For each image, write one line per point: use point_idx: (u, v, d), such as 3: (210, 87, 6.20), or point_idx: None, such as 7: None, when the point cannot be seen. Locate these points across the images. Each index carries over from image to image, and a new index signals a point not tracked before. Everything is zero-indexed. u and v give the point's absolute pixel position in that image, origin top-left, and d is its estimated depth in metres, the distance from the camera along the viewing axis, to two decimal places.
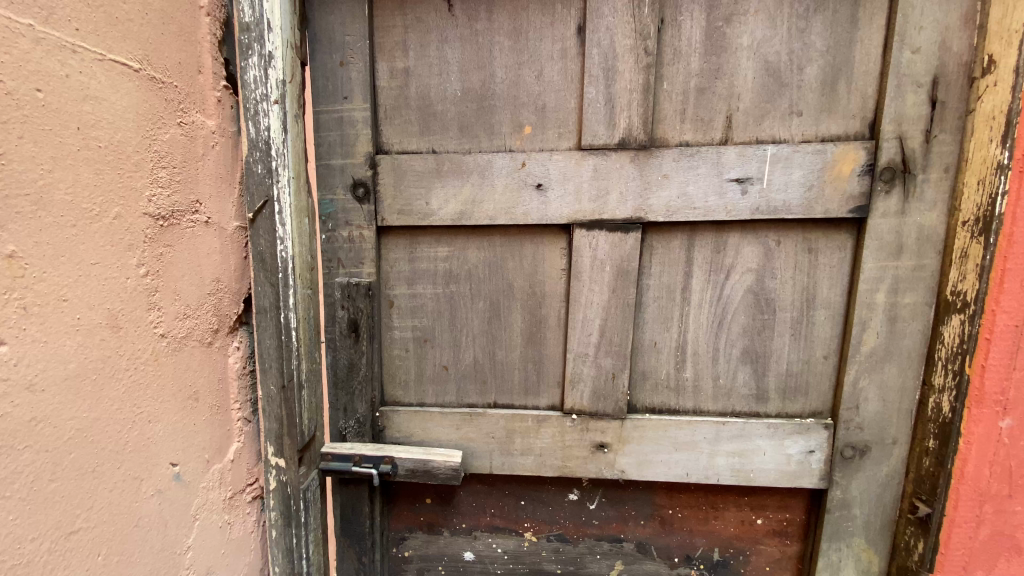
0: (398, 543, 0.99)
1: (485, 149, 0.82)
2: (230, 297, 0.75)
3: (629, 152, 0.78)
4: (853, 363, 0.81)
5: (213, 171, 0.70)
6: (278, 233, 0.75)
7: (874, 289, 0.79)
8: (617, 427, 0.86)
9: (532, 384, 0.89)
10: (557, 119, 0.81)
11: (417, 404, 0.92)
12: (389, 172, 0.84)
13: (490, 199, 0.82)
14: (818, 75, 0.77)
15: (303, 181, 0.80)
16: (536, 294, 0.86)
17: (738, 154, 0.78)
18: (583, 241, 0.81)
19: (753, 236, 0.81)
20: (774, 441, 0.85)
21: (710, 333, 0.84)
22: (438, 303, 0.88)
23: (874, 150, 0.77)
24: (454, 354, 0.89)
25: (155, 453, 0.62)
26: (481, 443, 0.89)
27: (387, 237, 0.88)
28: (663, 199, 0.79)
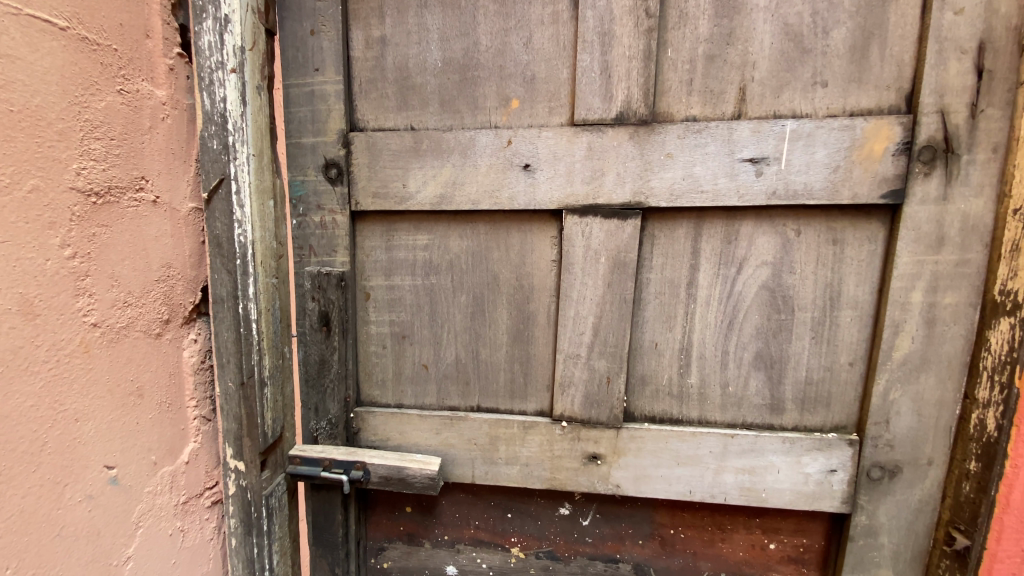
0: (376, 554, 0.92)
1: (467, 125, 0.74)
2: (184, 284, 0.68)
3: (628, 127, 0.69)
4: (882, 372, 0.71)
5: (163, 146, 0.64)
6: (235, 216, 0.68)
7: (909, 287, 0.69)
8: (612, 437, 0.77)
9: (519, 387, 0.80)
10: (547, 92, 0.72)
11: (395, 405, 0.84)
12: (363, 150, 0.76)
13: (472, 181, 0.74)
14: (846, 39, 0.67)
15: (268, 159, 0.72)
16: (523, 287, 0.78)
17: (752, 130, 0.68)
18: (575, 230, 0.73)
19: (769, 225, 0.71)
20: (789, 457, 0.75)
21: (719, 334, 0.74)
22: (418, 296, 0.81)
23: (911, 126, 0.66)
24: (434, 353, 0.82)
25: (84, 454, 0.56)
26: (463, 450, 0.81)
27: (362, 223, 0.80)
28: (665, 181, 0.70)
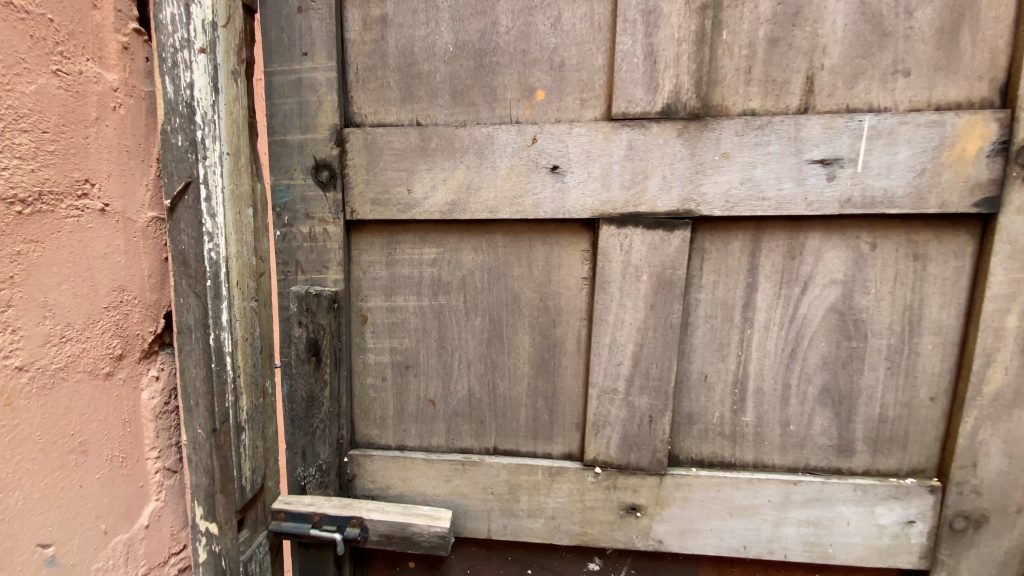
0: None
1: (484, 120, 0.63)
2: (141, 312, 0.55)
3: (677, 123, 0.59)
4: (970, 408, 0.61)
5: (114, 142, 0.52)
6: (205, 227, 0.56)
7: (1004, 310, 0.59)
8: (655, 484, 0.66)
9: (543, 425, 0.69)
10: (578, 82, 0.61)
11: (396, 447, 0.72)
12: (361, 150, 0.65)
13: (489, 186, 0.63)
14: (933, 20, 0.57)
15: (246, 159, 0.60)
16: (549, 310, 0.66)
17: (823, 126, 0.58)
18: (612, 243, 0.62)
19: (839, 238, 0.61)
20: (862, 507, 0.65)
21: (780, 364, 0.64)
22: (424, 320, 0.69)
23: (1010, 123, 0.56)
24: (443, 386, 0.70)
25: (5, 538, 0.43)
26: (477, 499, 0.70)
27: (358, 235, 0.69)
28: (721, 187, 0.59)
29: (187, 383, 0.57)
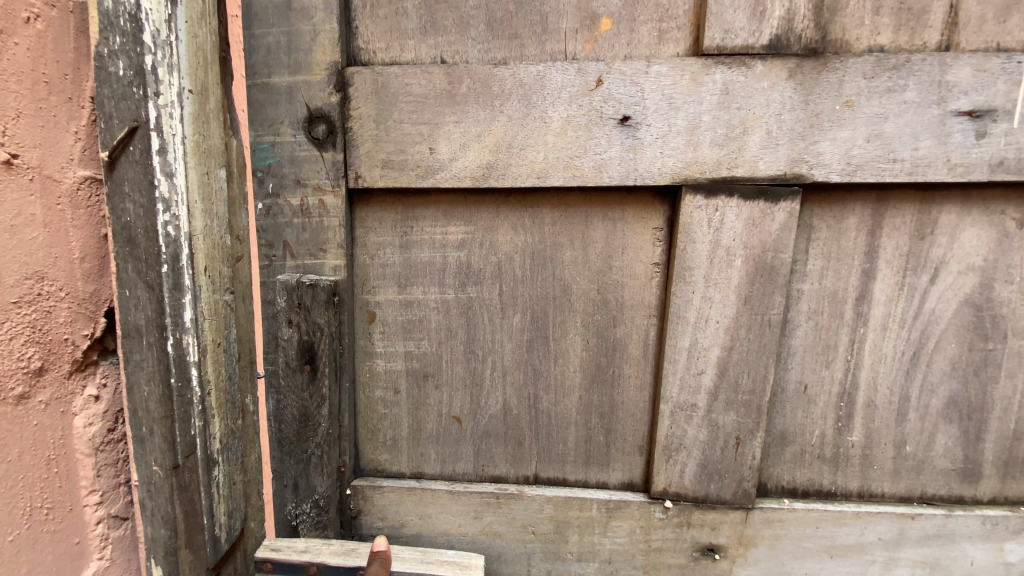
0: None
1: (532, 59, 0.49)
2: (70, 307, 0.35)
3: (788, 60, 0.45)
4: None
5: (23, 46, 0.31)
6: (160, 198, 0.37)
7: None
8: (738, 520, 0.53)
9: (597, 448, 0.55)
10: (656, 8, 0.47)
11: (412, 475, 0.58)
12: (368, 96, 0.50)
13: (539, 144, 0.49)
14: None
15: (219, 95, 0.41)
16: (608, 305, 0.53)
17: (975, 67, 0.45)
18: (696, 218, 0.48)
19: (980, 212, 0.48)
20: (989, 544, 0.53)
21: (897, 371, 0.51)
22: (449, 317, 0.55)
23: None
24: (472, 400, 0.56)
25: None
26: (515, 541, 0.56)
27: (363, 208, 0.54)
28: (839, 146, 0.46)
29: (134, 406, 0.38)
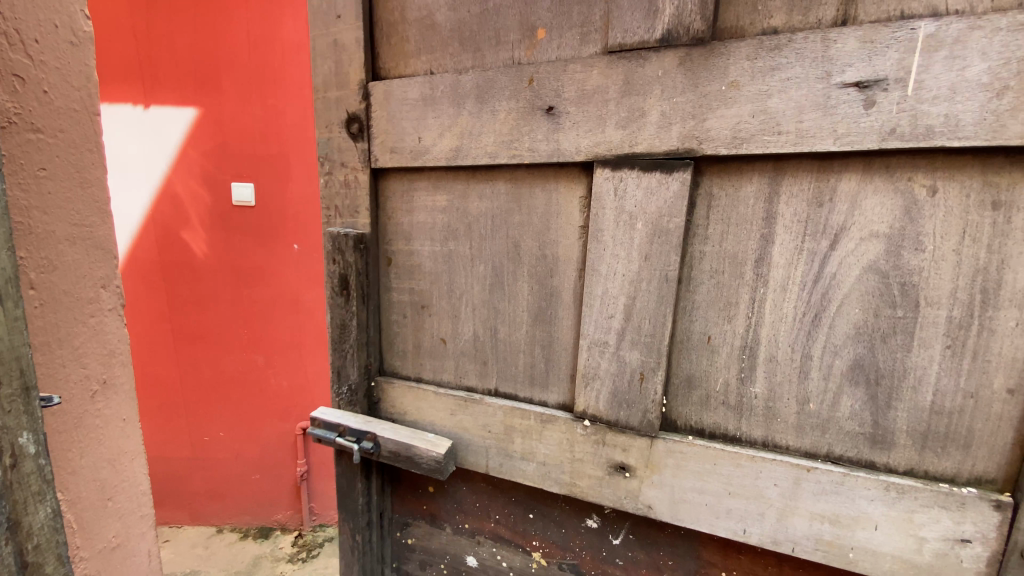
0: (402, 529, 0.89)
1: (489, 65, 0.64)
2: None
3: (678, 50, 0.53)
4: None
5: None
6: None
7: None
8: (644, 446, 0.62)
9: (540, 373, 0.69)
10: (578, 17, 0.58)
11: (415, 378, 0.79)
12: (381, 102, 0.70)
13: (490, 130, 0.64)
14: None
15: None
16: (547, 259, 0.66)
17: (861, 40, 0.47)
18: (607, 187, 0.59)
19: (883, 176, 0.50)
20: (894, 513, 0.54)
21: (798, 332, 0.56)
22: (436, 263, 0.73)
23: None
24: (452, 327, 0.74)
25: None
26: (477, 435, 0.73)
27: (384, 181, 0.75)
28: (727, 120, 0.52)
29: None
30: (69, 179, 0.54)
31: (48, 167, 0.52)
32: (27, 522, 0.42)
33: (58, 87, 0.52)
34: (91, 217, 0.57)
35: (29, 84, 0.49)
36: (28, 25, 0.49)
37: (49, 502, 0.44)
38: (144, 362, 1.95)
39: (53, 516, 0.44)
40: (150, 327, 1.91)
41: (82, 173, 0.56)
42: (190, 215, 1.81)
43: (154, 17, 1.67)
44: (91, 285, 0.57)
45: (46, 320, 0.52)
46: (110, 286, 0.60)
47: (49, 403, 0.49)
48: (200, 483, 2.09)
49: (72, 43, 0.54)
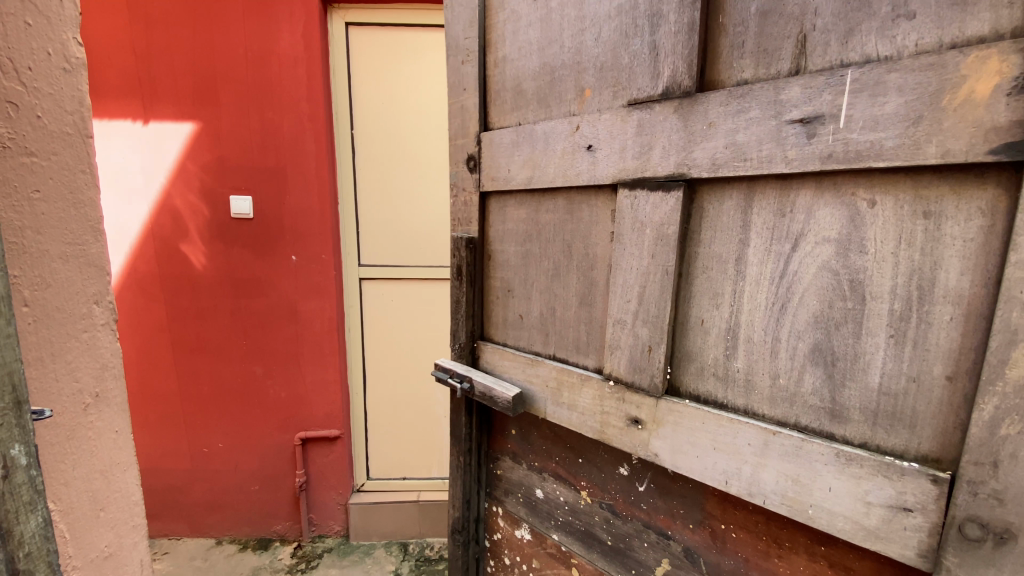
0: (494, 461, 1.34)
1: (555, 115, 0.99)
2: None
3: (673, 101, 0.79)
4: (986, 392, 0.58)
5: None
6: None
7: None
8: (652, 406, 0.87)
9: (584, 344, 1.01)
10: (612, 80, 0.88)
11: (503, 343, 1.20)
12: (488, 145, 1.13)
13: (553, 162, 0.98)
14: None
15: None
16: (589, 256, 0.98)
17: (802, 86, 0.67)
18: (626, 201, 0.87)
19: (834, 194, 0.68)
20: (845, 477, 0.69)
21: (769, 318, 0.75)
22: (518, 257, 1.13)
23: None
24: (526, 306, 1.13)
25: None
26: (536, 385, 1.10)
27: (489, 200, 1.18)
28: (708, 151, 0.76)
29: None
30: (61, 202, 0.81)
31: (44, 192, 0.78)
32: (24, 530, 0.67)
33: (51, 111, 0.79)
34: (83, 237, 0.85)
35: (24, 111, 0.75)
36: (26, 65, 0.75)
37: (38, 512, 0.69)
38: (141, 378, 2.81)
39: (41, 526, 0.69)
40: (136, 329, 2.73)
41: (72, 195, 0.83)
42: (186, 230, 2.63)
43: (148, 84, 2.50)
44: (84, 301, 0.86)
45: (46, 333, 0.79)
46: (99, 302, 0.89)
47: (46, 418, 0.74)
48: (183, 469, 2.93)
49: (64, 69, 0.81)
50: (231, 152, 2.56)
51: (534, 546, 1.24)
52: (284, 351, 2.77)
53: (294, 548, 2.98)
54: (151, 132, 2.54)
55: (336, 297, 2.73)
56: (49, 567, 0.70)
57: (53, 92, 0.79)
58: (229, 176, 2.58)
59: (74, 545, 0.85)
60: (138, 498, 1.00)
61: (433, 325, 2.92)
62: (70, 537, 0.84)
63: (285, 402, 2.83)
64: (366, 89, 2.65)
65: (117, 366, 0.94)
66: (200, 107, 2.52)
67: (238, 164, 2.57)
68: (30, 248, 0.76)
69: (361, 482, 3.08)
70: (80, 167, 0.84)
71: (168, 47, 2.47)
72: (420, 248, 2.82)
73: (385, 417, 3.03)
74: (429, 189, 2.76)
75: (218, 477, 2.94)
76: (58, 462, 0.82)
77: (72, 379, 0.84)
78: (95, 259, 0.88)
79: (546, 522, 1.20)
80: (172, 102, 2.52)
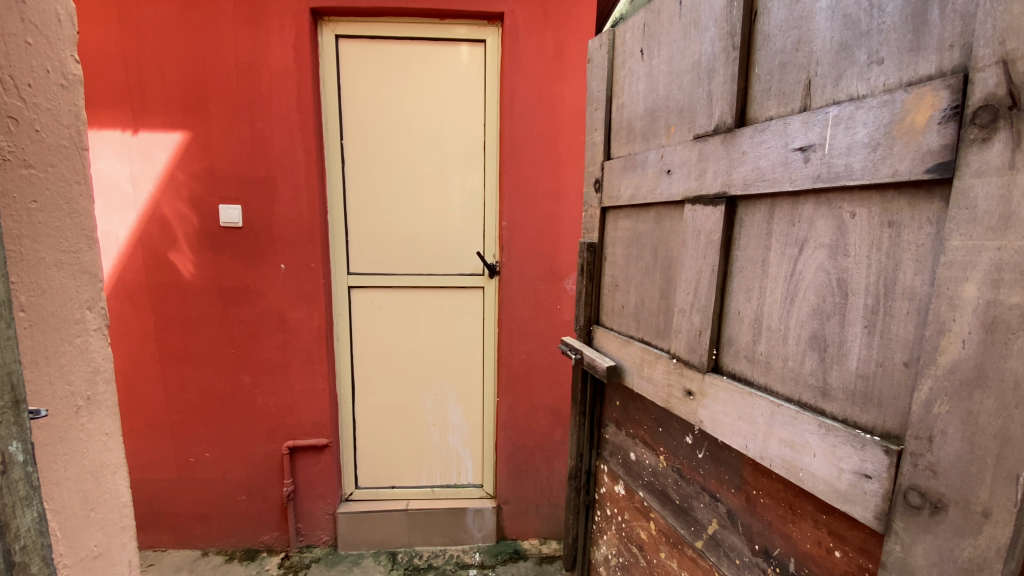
0: (603, 425, 1.70)
1: (649, 147, 1.35)
2: None
3: (720, 135, 1.07)
4: (926, 375, 0.72)
5: None
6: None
7: (961, 278, 0.67)
8: (700, 379, 1.16)
9: (663, 328, 1.33)
10: (685, 119, 1.20)
11: (610, 326, 1.62)
12: (609, 170, 1.55)
13: (646, 183, 1.35)
14: (902, 10, 0.75)
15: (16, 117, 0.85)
16: (666, 259, 1.31)
17: (803, 121, 0.89)
18: (689, 214, 1.18)
19: (828, 209, 0.87)
20: (825, 445, 0.86)
21: (783, 308, 0.98)
22: (623, 258, 1.52)
23: (961, 86, 0.66)
24: (625, 299, 1.52)
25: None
26: (625, 357, 1.47)
27: (607, 213, 1.61)
28: (742, 173, 1.03)
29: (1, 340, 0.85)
30: (57, 213, 0.82)
31: (42, 203, 0.79)
32: (21, 520, 0.70)
33: (48, 126, 0.80)
34: (77, 245, 0.86)
35: (23, 125, 0.76)
36: (28, 79, 0.76)
37: (33, 507, 0.72)
38: (128, 387, 2.82)
39: (37, 520, 0.73)
40: (124, 338, 2.75)
41: (68, 206, 0.84)
42: (175, 239, 2.67)
43: (139, 93, 2.56)
44: (77, 308, 0.86)
45: (42, 338, 0.80)
46: (92, 308, 0.90)
47: (39, 415, 0.76)
48: (169, 479, 2.93)
49: (61, 85, 0.82)
50: (221, 162, 2.61)
51: (626, 500, 1.55)
52: (273, 359, 2.81)
53: (281, 559, 2.98)
54: (138, 137, 2.58)
55: (325, 305, 2.78)
56: (43, 561, 0.74)
57: (50, 108, 0.80)
58: (220, 186, 2.63)
59: (65, 544, 0.85)
60: (127, 499, 1.00)
61: (422, 334, 2.96)
62: (61, 536, 0.84)
63: (273, 410, 2.86)
64: (358, 102, 2.72)
65: (108, 370, 0.94)
66: (191, 118, 2.58)
67: (228, 174, 2.63)
68: (28, 256, 0.77)
69: (350, 491, 3.11)
70: (75, 179, 0.85)
71: (160, 59, 2.53)
72: (410, 257, 2.88)
73: (374, 427, 3.06)
74: (418, 199, 2.83)
75: (203, 487, 2.94)
76: (48, 462, 0.82)
77: (64, 382, 0.84)
78: (88, 266, 0.89)
79: (637, 481, 1.50)
80: (160, 110, 2.57)
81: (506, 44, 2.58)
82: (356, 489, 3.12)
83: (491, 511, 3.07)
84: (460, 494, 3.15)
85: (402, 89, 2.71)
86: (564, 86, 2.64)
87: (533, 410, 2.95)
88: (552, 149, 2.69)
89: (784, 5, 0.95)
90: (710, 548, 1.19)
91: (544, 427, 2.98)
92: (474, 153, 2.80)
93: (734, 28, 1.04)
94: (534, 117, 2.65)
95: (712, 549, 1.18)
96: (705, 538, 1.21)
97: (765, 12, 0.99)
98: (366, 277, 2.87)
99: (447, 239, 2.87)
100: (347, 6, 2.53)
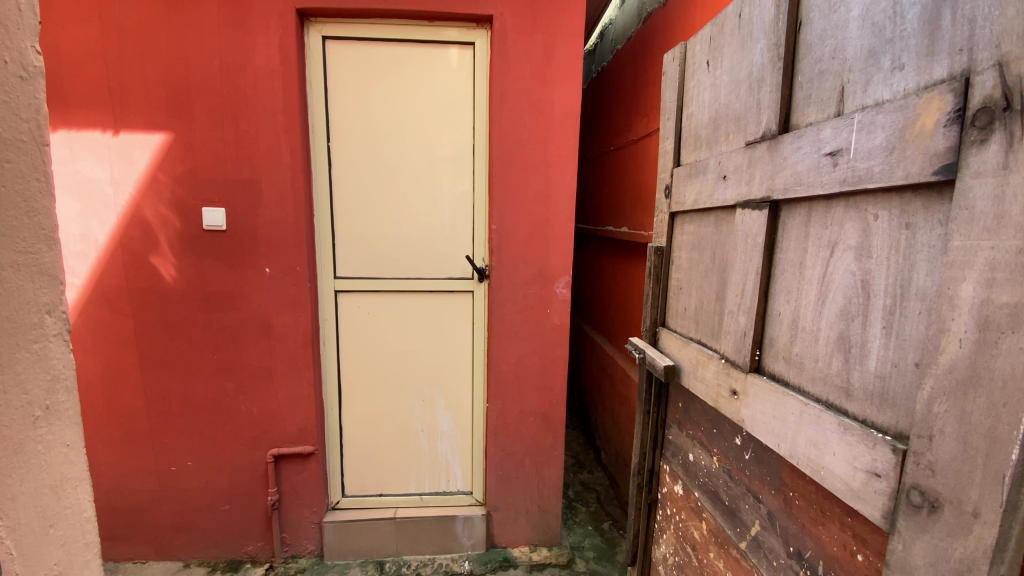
0: (664, 426, 1.68)
1: (710, 153, 1.38)
2: None
3: (767, 141, 1.10)
4: (930, 375, 0.73)
5: None
6: None
7: (959, 278, 0.69)
8: (743, 377, 1.18)
9: (715, 330, 1.35)
10: (738, 125, 1.23)
11: (672, 329, 1.62)
12: (676, 177, 1.58)
13: (705, 189, 1.38)
14: (921, 16, 0.77)
15: None
16: (719, 261, 1.33)
17: (832, 128, 0.92)
18: (741, 217, 1.21)
19: (856, 211, 0.90)
20: (844, 443, 0.88)
21: (814, 307, 1.00)
22: (687, 261, 1.53)
23: (963, 90, 0.68)
24: (686, 301, 1.53)
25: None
26: (684, 356, 1.49)
27: (676, 218, 1.62)
28: (783, 177, 1.06)
29: None
30: (13, 211, 0.77)
31: None
32: None
33: (3, 118, 0.75)
34: (36, 245, 0.80)
35: None
36: None
37: None
38: (105, 395, 2.73)
39: None
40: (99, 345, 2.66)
41: (25, 203, 0.78)
42: (153, 244, 2.60)
43: (118, 91, 2.49)
44: (37, 312, 0.81)
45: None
46: (53, 312, 0.84)
47: None
48: (149, 488, 2.84)
49: (19, 77, 0.77)
50: (203, 162, 2.55)
51: (684, 500, 1.52)
52: (256, 364, 2.73)
53: (265, 570, 2.89)
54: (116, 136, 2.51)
55: (310, 310, 2.71)
56: None
57: (7, 100, 0.75)
58: (201, 188, 2.57)
59: (21, 563, 0.79)
60: (91, 515, 0.94)
61: (408, 340, 2.90)
62: (17, 554, 0.78)
63: (256, 418, 2.79)
64: (341, 102, 2.66)
65: (70, 378, 0.88)
66: (171, 118, 2.51)
67: (210, 175, 2.56)
68: None
69: (336, 499, 3.03)
70: (33, 174, 0.80)
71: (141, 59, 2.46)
72: (395, 261, 2.82)
73: (360, 435, 2.99)
74: (405, 201, 2.77)
75: (183, 495, 2.85)
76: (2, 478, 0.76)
77: (20, 392, 0.78)
78: (49, 268, 0.83)
79: (693, 480, 1.47)
80: (138, 109, 2.50)
81: (494, 48, 2.56)
82: (342, 498, 3.04)
83: (480, 519, 3.01)
84: (449, 501, 3.09)
85: (390, 91, 2.66)
86: (553, 89, 2.61)
87: (522, 416, 2.91)
88: (541, 152, 2.66)
89: (823, 15, 0.98)
90: (753, 550, 1.18)
91: (533, 434, 2.94)
92: (461, 156, 2.76)
93: (780, 39, 1.08)
94: (522, 120, 2.62)
95: (754, 550, 1.18)
96: (749, 539, 1.20)
97: (808, 22, 1.03)
98: (351, 281, 2.81)
99: (433, 243, 2.82)
100: (333, 8, 2.49)
